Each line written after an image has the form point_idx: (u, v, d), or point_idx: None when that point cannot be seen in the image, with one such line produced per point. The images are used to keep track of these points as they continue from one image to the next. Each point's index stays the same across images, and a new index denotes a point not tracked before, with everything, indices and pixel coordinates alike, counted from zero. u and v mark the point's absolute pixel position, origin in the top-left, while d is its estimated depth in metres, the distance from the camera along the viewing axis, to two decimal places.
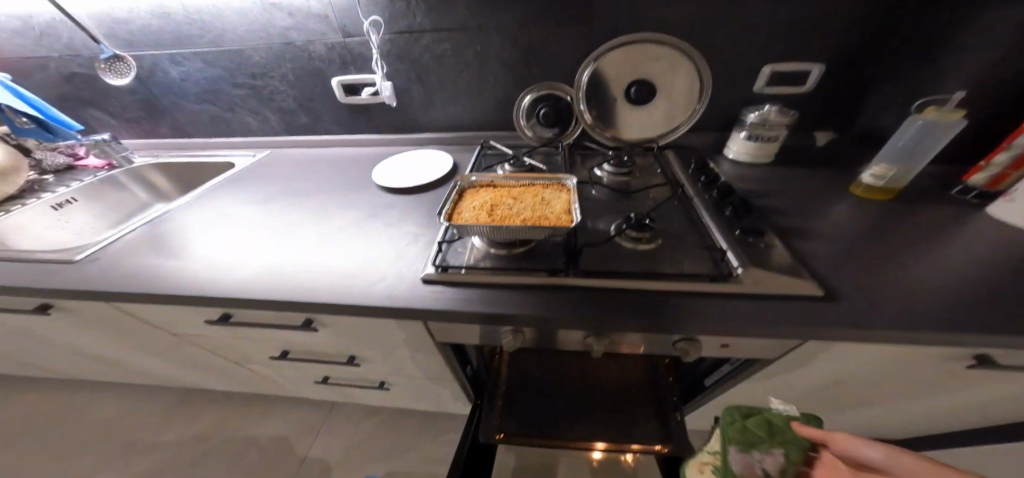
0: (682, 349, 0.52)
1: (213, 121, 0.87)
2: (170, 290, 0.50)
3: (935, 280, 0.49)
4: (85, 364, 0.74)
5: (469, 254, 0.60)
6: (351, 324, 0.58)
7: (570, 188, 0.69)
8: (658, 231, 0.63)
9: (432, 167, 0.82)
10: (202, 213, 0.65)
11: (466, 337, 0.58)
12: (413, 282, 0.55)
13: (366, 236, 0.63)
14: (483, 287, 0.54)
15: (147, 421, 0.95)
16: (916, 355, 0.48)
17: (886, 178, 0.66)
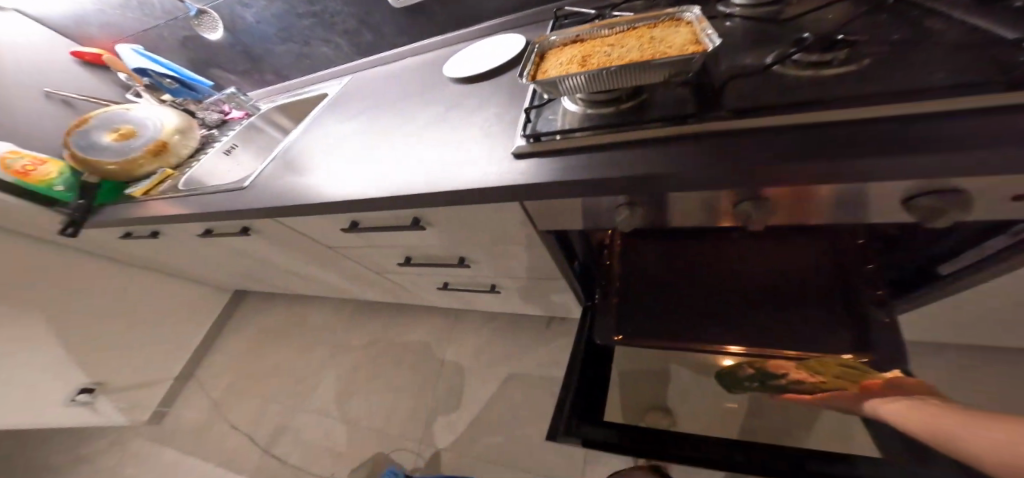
0: (921, 214, 0.32)
1: (300, 58, 0.96)
2: (306, 204, 0.57)
3: None
4: (288, 277, 0.97)
5: (563, 120, 0.51)
6: (454, 218, 0.56)
7: (692, 19, 0.49)
8: (862, 48, 0.40)
9: (499, 50, 0.72)
10: (317, 134, 0.70)
11: (567, 215, 0.50)
12: (506, 159, 0.51)
13: (453, 130, 0.60)
14: (588, 152, 0.45)
15: (339, 328, 1.25)
16: None
17: None
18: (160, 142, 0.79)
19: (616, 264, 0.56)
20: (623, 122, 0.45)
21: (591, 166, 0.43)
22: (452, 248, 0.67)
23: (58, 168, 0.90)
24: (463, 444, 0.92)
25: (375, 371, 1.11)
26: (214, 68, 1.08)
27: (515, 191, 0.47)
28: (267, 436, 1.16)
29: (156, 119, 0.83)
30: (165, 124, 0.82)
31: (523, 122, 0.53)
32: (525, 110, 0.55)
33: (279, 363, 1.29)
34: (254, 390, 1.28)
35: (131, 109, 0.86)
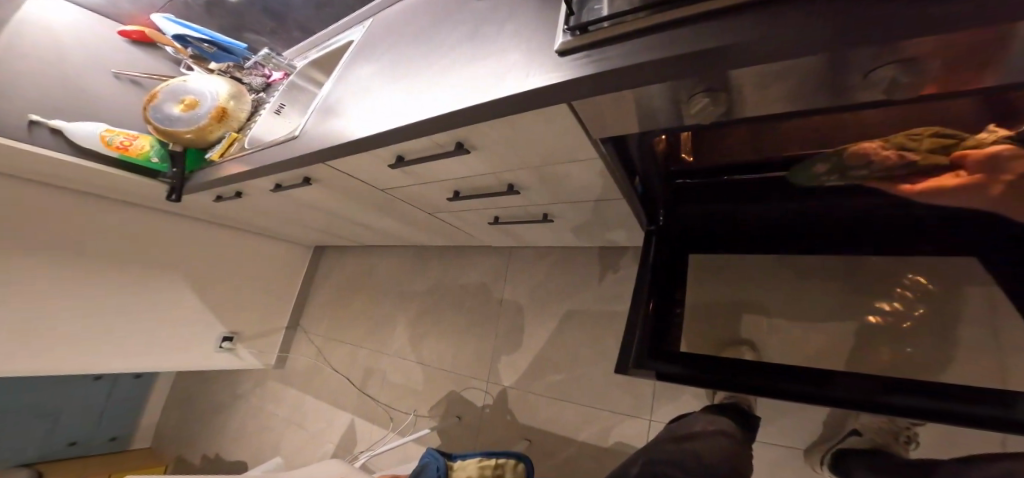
0: None
1: (319, 7, 1.00)
2: (352, 143, 0.59)
3: None
4: (351, 227, 1.04)
5: (611, 8, 0.41)
6: (498, 137, 0.52)
7: None
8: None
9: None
10: (349, 79, 0.70)
11: (618, 116, 0.43)
12: (549, 61, 0.44)
13: (483, 47, 0.54)
14: (641, 34, 0.36)
15: (404, 275, 1.33)
16: None
17: None
18: (222, 109, 0.93)
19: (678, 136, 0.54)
20: None
21: (647, 49, 0.35)
22: (501, 174, 0.63)
23: (148, 142, 1.07)
24: (530, 381, 0.94)
25: (441, 315, 1.17)
26: (248, 33, 1.15)
27: (558, 93, 0.42)
28: (361, 377, 1.32)
29: (209, 89, 0.95)
30: (218, 92, 0.95)
31: (565, 17, 0.44)
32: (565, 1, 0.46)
33: (361, 312, 1.44)
34: (344, 337, 1.46)
35: (186, 81, 0.97)
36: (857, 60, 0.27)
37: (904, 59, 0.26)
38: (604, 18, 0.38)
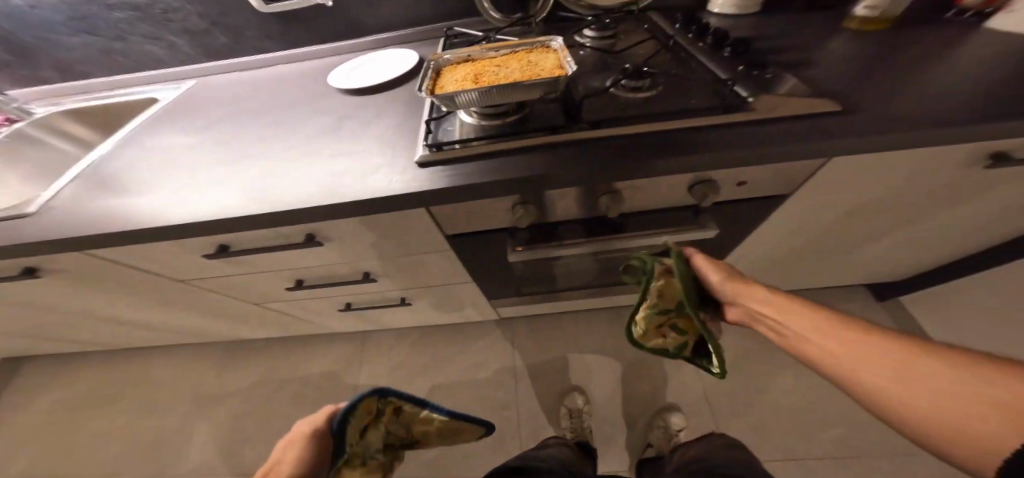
0: (700, 194, 0.59)
1: (104, 52, 0.96)
2: (146, 229, 0.50)
3: (946, 85, 0.54)
4: (135, 332, 0.90)
5: (460, 130, 0.61)
6: (350, 233, 0.57)
7: (555, 47, 0.71)
8: (658, 81, 0.69)
9: (387, 61, 0.80)
10: (137, 155, 0.64)
11: (463, 215, 0.59)
12: (409, 169, 0.55)
13: (329, 145, 0.61)
14: (479, 163, 0.56)
15: (209, 378, 1.17)
16: (935, 159, 0.53)
17: (880, 7, 0.72)
18: None
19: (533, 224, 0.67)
20: (509, 136, 0.59)
21: (483, 174, 0.53)
22: (355, 264, 0.67)
23: None
24: None
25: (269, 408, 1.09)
26: None
27: (435, 194, 0.52)
28: None
29: None
30: None
31: (425, 133, 0.59)
32: (424, 121, 0.62)
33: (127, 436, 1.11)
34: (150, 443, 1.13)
35: None
36: (600, 191, 0.59)
37: (613, 191, 0.59)
38: (456, 143, 0.56)
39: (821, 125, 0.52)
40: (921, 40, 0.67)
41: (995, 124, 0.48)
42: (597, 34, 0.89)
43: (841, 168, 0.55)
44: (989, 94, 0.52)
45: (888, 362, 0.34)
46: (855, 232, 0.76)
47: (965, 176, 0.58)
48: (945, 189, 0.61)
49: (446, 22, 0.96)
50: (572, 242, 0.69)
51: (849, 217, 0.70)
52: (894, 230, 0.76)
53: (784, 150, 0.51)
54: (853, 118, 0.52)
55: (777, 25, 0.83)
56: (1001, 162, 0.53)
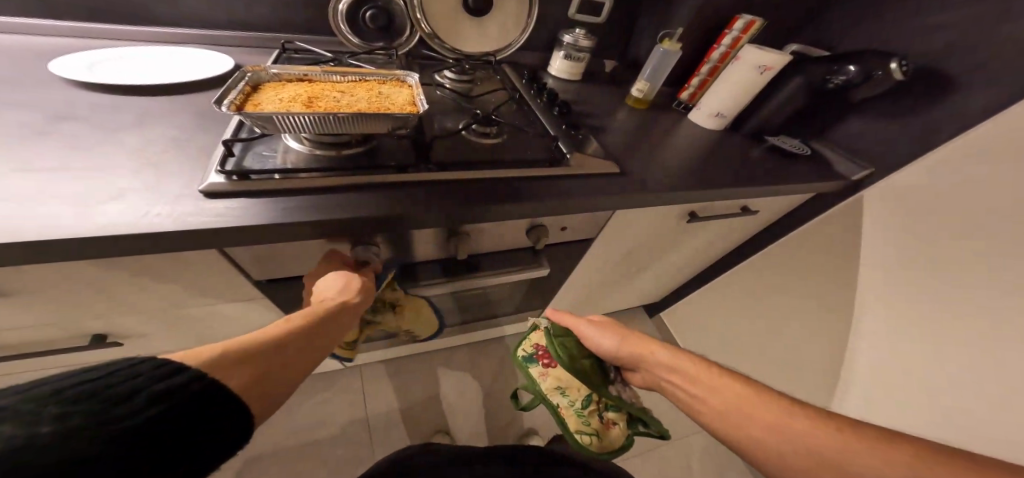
0: (536, 237, 0.71)
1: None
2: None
3: (679, 162, 0.78)
4: None
5: (286, 158, 0.53)
6: (4, 280, 0.41)
7: (410, 83, 0.70)
8: (504, 129, 0.76)
9: (182, 59, 0.67)
10: None
11: (287, 257, 0.54)
12: (189, 196, 0.44)
13: (32, 156, 0.44)
14: (308, 194, 0.49)
15: None
16: (668, 211, 0.79)
17: (644, 91, 0.95)
18: None
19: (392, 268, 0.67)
20: (350, 168, 0.54)
21: (307, 212, 0.47)
22: (91, 320, 0.52)
23: None
24: None
25: None
26: None
27: (219, 236, 0.43)
28: None
29: None
30: None
31: (223, 156, 0.48)
32: (229, 142, 0.51)
33: None
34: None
35: None
36: (446, 234, 0.64)
37: (463, 233, 0.64)
38: (274, 173, 0.48)
39: (609, 181, 0.68)
40: (668, 123, 0.94)
41: (698, 192, 0.72)
42: (457, 77, 0.93)
43: (622, 218, 0.76)
44: (698, 170, 0.77)
45: (837, 440, 0.40)
46: (638, 261, 1.02)
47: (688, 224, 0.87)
48: (678, 230, 0.90)
49: (279, 28, 0.85)
50: (432, 281, 0.73)
51: (634, 249, 0.93)
52: (658, 259, 1.05)
53: (587, 201, 0.63)
54: (626, 179, 0.69)
55: (590, 93, 1.03)
56: (695, 217, 0.83)
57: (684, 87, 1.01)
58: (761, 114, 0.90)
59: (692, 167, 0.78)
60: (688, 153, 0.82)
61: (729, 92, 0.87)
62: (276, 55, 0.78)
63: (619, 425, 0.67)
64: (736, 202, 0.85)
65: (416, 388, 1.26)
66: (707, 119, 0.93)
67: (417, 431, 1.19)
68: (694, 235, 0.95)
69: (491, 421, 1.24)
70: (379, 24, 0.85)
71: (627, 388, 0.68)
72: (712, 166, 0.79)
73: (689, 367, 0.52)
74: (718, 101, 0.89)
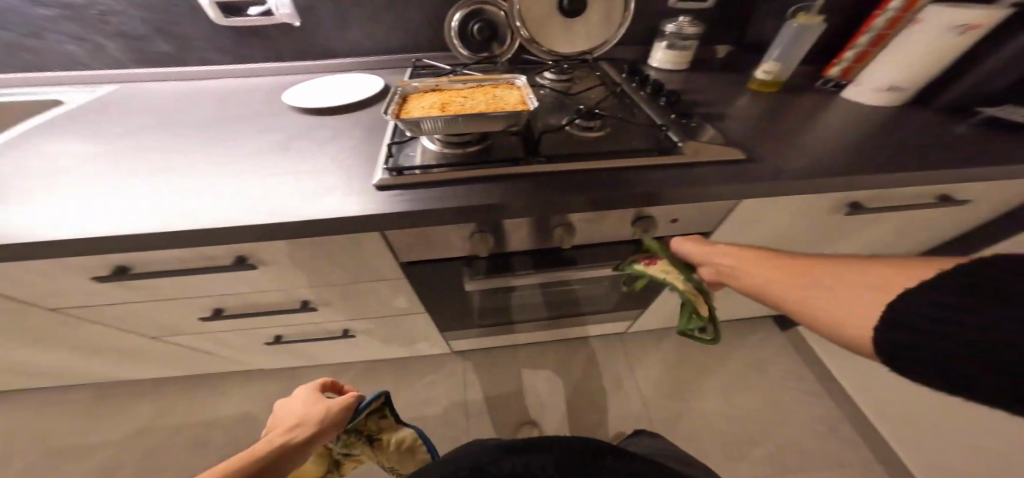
0: (643, 229, 0.68)
1: (8, 47, 0.86)
2: (11, 248, 0.46)
3: (827, 145, 0.68)
4: (51, 375, 0.92)
5: (425, 155, 0.62)
6: (262, 254, 0.57)
7: (519, 85, 0.75)
8: (608, 122, 0.76)
9: (349, 84, 0.82)
10: (39, 161, 0.60)
11: (425, 243, 0.62)
12: (366, 189, 0.55)
13: (271, 163, 0.60)
14: (448, 185, 0.57)
15: (155, 409, 1.22)
16: (818, 202, 0.69)
17: (774, 73, 0.87)
18: None
19: (486, 259, 0.71)
20: (475, 162, 0.61)
21: (453, 201, 0.54)
22: (292, 292, 0.69)
23: None
24: None
25: (205, 445, 1.16)
26: None
27: (389, 220, 0.52)
28: None
29: None
30: None
31: (386, 157, 0.59)
32: (386, 145, 0.62)
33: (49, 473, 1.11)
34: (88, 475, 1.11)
35: None
36: (553, 225, 0.65)
37: (569, 224, 0.65)
38: (417, 168, 0.56)
39: (737, 167, 0.63)
40: (802, 104, 0.83)
41: (855, 176, 0.61)
42: (556, 77, 0.97)
43: (750, 209, 0.69)
44: (853, 153, 0.66)
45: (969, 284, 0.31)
46: None
47: (835, 217, 0.75)
48: (818, 226, 0.78)
49: (412, 51, 1.00)
50: (524, 272, 0.74)
51: (757, 246, 0.84)
52: None
53: (712, 188, 0.60)
54: (758, 165, 0.63)
55: (701, 81, 0.96)
56: (859, 209, 0.71)
57: (832, 63, 0.88)
58: (957, 88, 0.73)
59: (843, 150, 0.67)
60: (835, 135, 0.71)
61: (897, 61, 0.74)
62: (411, 72, 0.92)
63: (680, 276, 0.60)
64: (928, 190, 0.70)
65: (505, 380, 1.32)
66: (873, 95, 0.79)
67: (506, 420, 1.24)
68: (842, 232, 0.81)
69: (577, 422, 1.23)
70: (485, 35, 0.92)
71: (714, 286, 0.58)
72: (870, 147, 0.67)
73: (768, 263, 0.46)
74: (882, 75, 0.76)
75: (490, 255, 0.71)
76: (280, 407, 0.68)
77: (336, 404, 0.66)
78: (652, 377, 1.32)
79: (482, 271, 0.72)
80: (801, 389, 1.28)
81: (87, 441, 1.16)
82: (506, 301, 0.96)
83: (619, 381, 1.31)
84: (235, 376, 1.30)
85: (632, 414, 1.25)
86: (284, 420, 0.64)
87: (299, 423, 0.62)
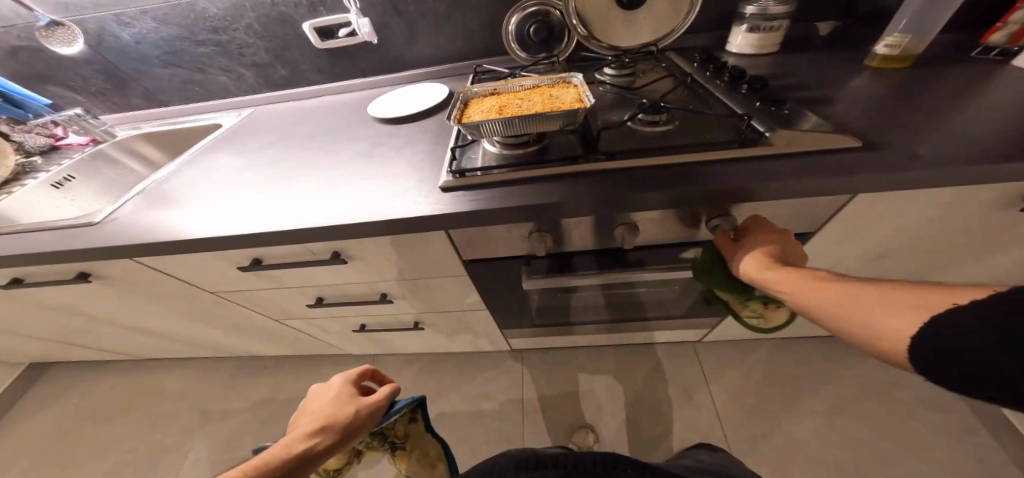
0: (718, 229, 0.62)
1: (186, 82, 1.11)
2: (184, 240, 0.57)
3: (965, 127, 0.57)
4: (196, 346, 1.13)
5: (483, 158, 0.65)
6: (362, 251, 0.64)
7: (576, 82, 0.74)
8: (674, 116, 0.72)
9: (424, 93, 0.89)
10: (197, 172, 0.74)
11: (488, 241, 0.65)
12: (437, 190, 0.59)
13: (364, 169, 0.67)
14: (508, 185, 0.59)
15: (268, 381, 1.45)
16: (952, 197, 0.58)
17: (900, 46, 0.76)
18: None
19: (546, 257, 0.72)
20: (533, 162, 0.62)
21: (523, 200, 0.56)
22: (376, 285, 0.76)
23: None
24: None
25: None
26: (53, 85, 1.12)
27: (465, 218, 0.56)
28: None
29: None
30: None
31: (450, 161, 0.63)
32: (450, 148, 0.66)
33: (192, 426, 1.37)
34: (220, 430, 1.35)
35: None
36: (614, 223, 0.64)
37: (628, 223, 0.63)
38: (478, 169, 0.59)
39: (841, 157, 0.56)
40: (927, 81, 0.71)
41: (1006, 164, 0.51)
42: (616, 72, 0.94)
43: (856, 206, 0.61)
44: (1004, 136, 0.55)
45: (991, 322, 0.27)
46: (869, 264, 0.79)
47: (975, 215, 0.62)
48: (950, 227, 0.65)
49: (481, 58, 1.05)
50: (584, 272, 0.72)
51: (861, 247, 0.73)
52: (908, 265, 0.78)
53: (807, 183, 0.54)
54: (870, 155, 0.56)
55: (790, 65, 0.87)
56: None
57: (993, 28, 0.75)
58: None
59: (991, 134, 0.55)
60: (978, 117, 0.59)
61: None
62: (473, 78, 0.96)
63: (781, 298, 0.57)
64: None
65: (561, 380, 1.31)
66: None
67: (561, 422, 1.23)
68: (984, 235, 0.67)
69: (637, 431, 1.18)
70: (540, 35, 0.93)
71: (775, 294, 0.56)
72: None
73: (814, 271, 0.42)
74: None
75: (550, 254, 0.71)
76: (312, 394, 0.61)
77: (368, 402, 0.59)
78: (726, 391, 1.22)
79: (541, 270, 0.73)
80: (920, 421, 1.08)
81: (220, 403, 1.42)
82: (567, 301, 0.95)
83: (688, 391, 1.23)
84: (325, 360, 1.47)
85: (701, 429, 1.16)
86: (310, 415, 0.57)
87: (328, 425, 0.54)
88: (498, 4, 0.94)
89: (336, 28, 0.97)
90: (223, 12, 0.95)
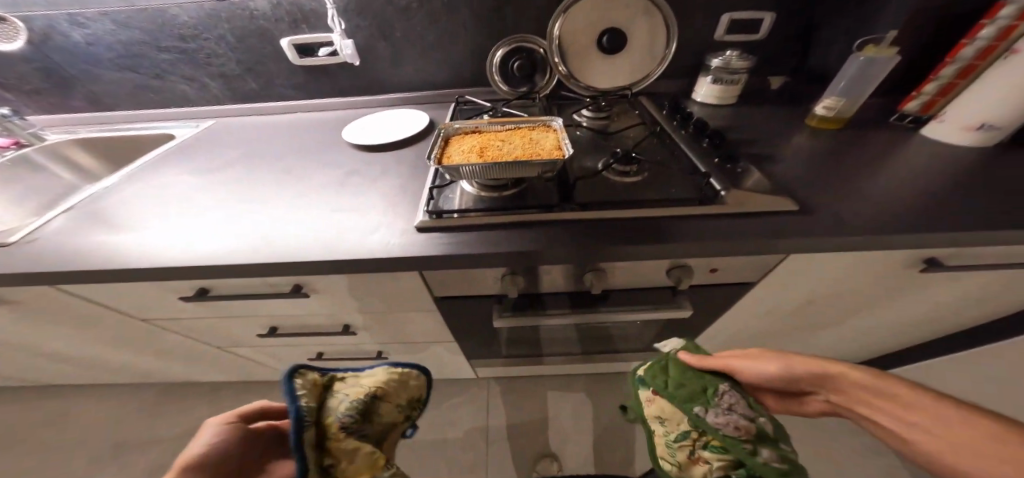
0: (676, 278, 0.67)
1: (140, 88, 1.02)
2: (123, 270, 0.52)
3: (887, 196, 0.65)
4: (120, 372, 1.01)
5: (460, 198, 0.65)
6: (326, 283, 0.61)
7: (556, 127, 0.77)
8: (644, 167, 0.77)
9: (404, 119, 0.88)
10: (144, 189, 0.68)
11: (461, 281, 0.64)
12: (412, 231, 0.58)
13: (335, 198, 0.65)
14: (484, 229, 0.59)
15: (204, 408, 1.31)
16: (876, 259, 0.65)
17: (835, 108, 0.86)
18: None
19: (519, 295, 0.72)
20: (510, 207, 0.62)
21: (496, 245, 0.57)
22: (340, 316, 0.72)
23: None
24: None
25: None
26: None
27: (438, 261, 0.55)
28: None
29: None
30: None
31: (427, 199, 0.63)
32: (427, 187, 0.66)
33: (106, 461, 1.20)
34: (141, 464, 1.19)
35: None
36: (584, 270, 0.65)
37: (597, 269, 0.65)
38: (454, 212, 0.59)
39: (786, 219, 0.62)
40: (860, 147, 0.80)
41: (919, 235, 0.58)
42: (594, 115, 0.98)
43: (798, 264, 0.67)
44: (918, 206, 0.63)
45: None
46: (811, 311, 0.86)
47: (894, 273, 0.70)
48: (876, 281, 0.73)
49: (463, 86, 1.06)
50: (556, 311, 0.74)
51: (805, 298, 0.80)
52: (842, 313, 0.86)
53: (755, 240, 0.59)
54: (810, 218, 0.62)
55: (748, 119, 0.96)
56: (933, 265, 0.65)
57: (909, 96, 0.83)
58: None
59: (912, 203, 0.64)
60: (898, 186, 0.68)
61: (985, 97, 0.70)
62: (454, 108, 0.96)
63: (711, 464, 0.48)
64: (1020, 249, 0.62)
65: (526, 410, 1.30)
66: (962, 133, 0.75)
67: (523, 454, 1.21)
68: (902, 289, 0.75)
69: (598, 462, 1.18)
70: (524, 71, 0.95)
71: (728, 414, 0.50)
72: (934, 198, 0.64)
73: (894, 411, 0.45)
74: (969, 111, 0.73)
75: (524, 294, 0.72)
76: None
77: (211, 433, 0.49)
78: None
79: (513, 308, 0.73)
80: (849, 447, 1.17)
81: (144, 433, 1.26)
82: (536, 336, 0.96)
83: None
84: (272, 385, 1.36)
85: None
86: None
87: None
88: (482, 35, 0.96)
89: (316, 46, 0.95)
90: (192, 18, 0.89)
